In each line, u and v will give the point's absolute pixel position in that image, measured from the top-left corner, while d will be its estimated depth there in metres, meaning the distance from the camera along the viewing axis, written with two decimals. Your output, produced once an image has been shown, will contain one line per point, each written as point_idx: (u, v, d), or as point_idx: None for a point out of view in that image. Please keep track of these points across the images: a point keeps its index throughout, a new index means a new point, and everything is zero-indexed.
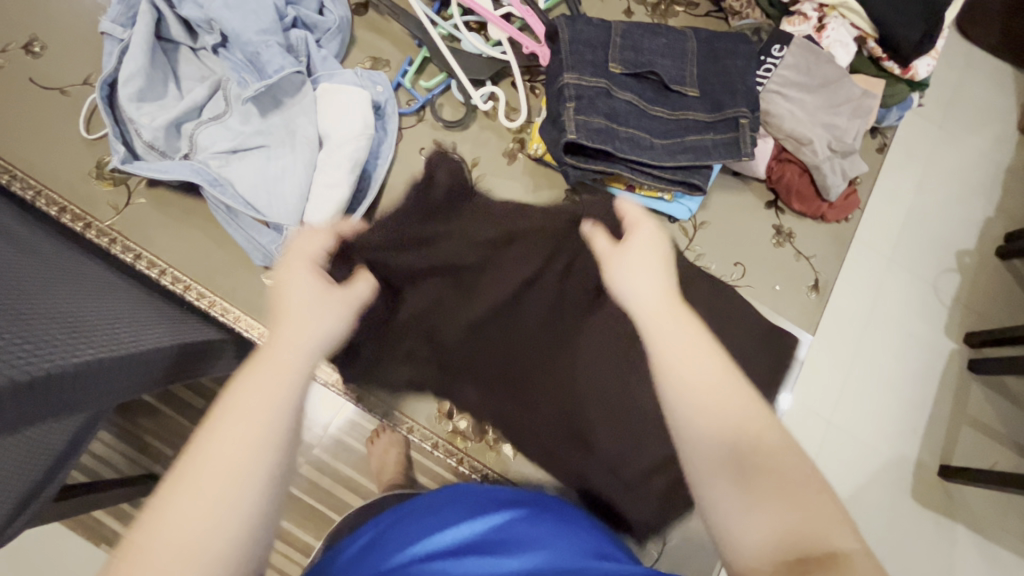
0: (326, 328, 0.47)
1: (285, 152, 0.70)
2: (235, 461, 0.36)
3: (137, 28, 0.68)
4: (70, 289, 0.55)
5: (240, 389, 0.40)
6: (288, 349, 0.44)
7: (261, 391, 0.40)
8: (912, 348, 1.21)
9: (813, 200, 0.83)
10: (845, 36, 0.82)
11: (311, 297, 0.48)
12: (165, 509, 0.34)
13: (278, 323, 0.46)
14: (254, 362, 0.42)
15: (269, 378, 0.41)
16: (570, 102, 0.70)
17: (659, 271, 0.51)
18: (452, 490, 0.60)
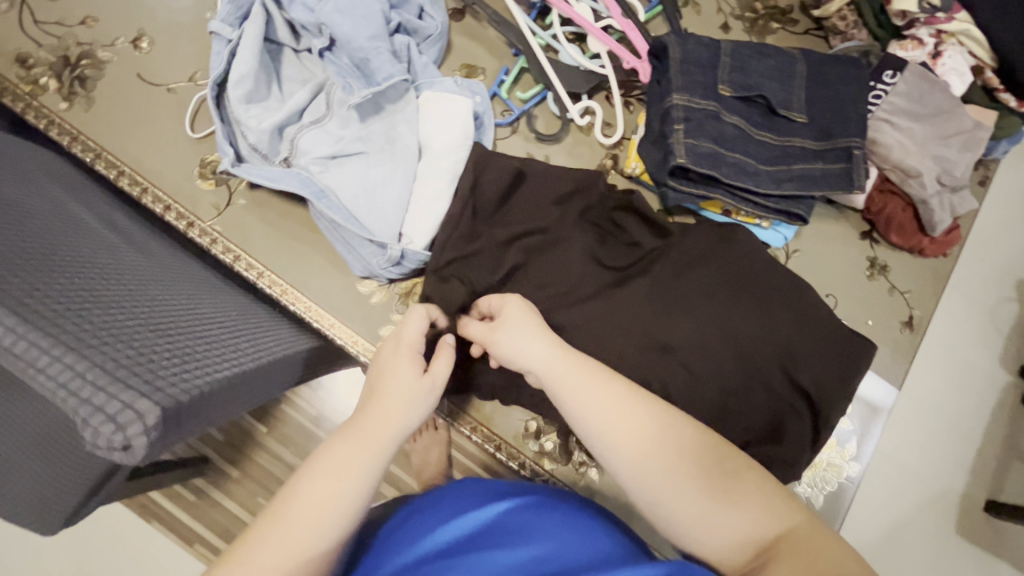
0: (410, 422, 0.51)
1: (384, 160, 0.69)
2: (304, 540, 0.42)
3: (249, 30, 0.68)
4: (154, 271, 0.56)
5: (323, 464, 0.46)
6: (377, 431, 0.49)
7: (338, 468, 0.46)
8: (976, 382, 1.17)
9: (914, 235, 0.80)
10: (961, 64, 0.78)
11: (411, 389, 0.51)
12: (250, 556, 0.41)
13: (371, 400, 0.51)
14: (341, 437, 0.48)
15: (353, 458, 0.47)
16: (678, 125, 0.68)
17: (530, 328, 0.57)
18: (473, 484, 0.60)
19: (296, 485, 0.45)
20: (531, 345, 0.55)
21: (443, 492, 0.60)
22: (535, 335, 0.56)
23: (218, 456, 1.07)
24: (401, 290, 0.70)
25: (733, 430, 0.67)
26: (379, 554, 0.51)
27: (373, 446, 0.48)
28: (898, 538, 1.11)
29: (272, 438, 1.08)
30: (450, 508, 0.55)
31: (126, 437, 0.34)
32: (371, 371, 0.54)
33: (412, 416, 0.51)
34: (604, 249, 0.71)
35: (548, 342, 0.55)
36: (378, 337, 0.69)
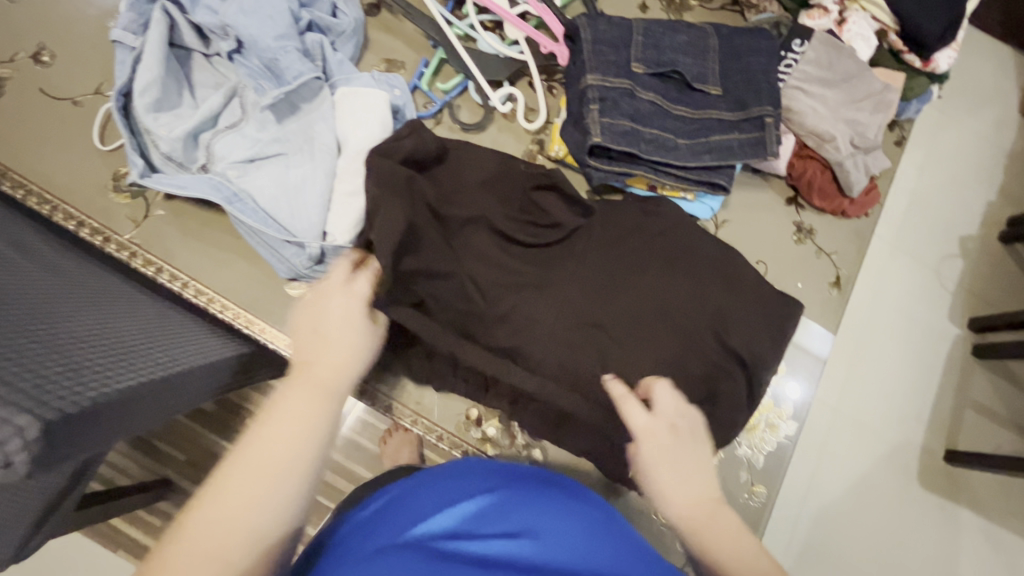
0: (357, 349, 0.50)
1: (304, 159, 0.68)
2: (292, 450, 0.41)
3: (151, 36, 0.66)
4: (98, 300, 0.56)
5: (271, 411, 0.42)
6: (327, 372, 0.46)
7: (291, 407, 0.42)
8: (918, 333, 1.21)
9: (835, 198, 0.82)
10: (866, 29, 0.81)
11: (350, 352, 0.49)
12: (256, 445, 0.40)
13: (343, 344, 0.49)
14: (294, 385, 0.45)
15: (305, 392, 0.44)
16: (593, 104, 0.69)
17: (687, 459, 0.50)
18: (465, 465, 0.57)
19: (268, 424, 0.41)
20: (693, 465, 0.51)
21: (429, 475, 0.57)
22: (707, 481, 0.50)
23: (182, 476, 1.05)
24: None
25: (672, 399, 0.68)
26: (360, 539, 0.48)
27: (326, 382, 0.46)
28: (860, 493, 1.13)
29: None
30: (430, 497, 0.51)
31: (6, 453, 0.34)
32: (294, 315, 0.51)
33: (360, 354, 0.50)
34: (534, 236, 0.72)
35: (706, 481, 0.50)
36: None
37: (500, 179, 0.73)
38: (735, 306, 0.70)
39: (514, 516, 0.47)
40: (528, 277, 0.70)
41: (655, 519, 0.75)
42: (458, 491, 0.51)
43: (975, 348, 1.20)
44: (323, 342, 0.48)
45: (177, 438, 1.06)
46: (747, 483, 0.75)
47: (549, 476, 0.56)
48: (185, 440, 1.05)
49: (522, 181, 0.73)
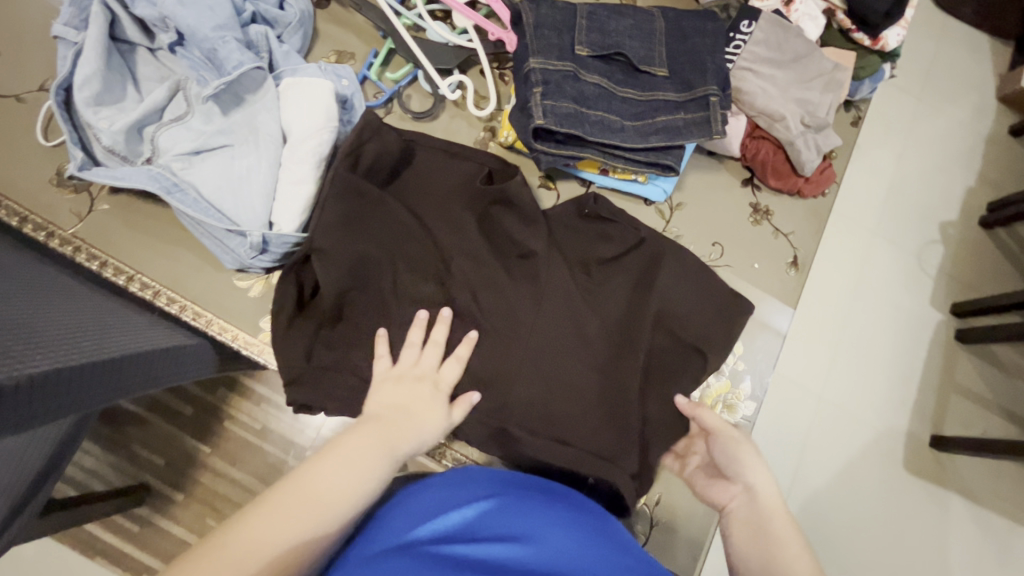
0: (423, 433, 0.56)
1: (248, 151, 0.68)
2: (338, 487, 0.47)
3: (90, 30, 0.66)
4: (35, 299, 0.55)
5: (339, 452, 0.49)
6: (391, 438, 0.53)
7: (352, 457, 0.49)
8: (894, 318, 1.20)
9: (789, 176, 0.82)
10: (814, 9, 0.82)
11: (419, 400, 0.59)
12: (307, 478, 0.47)
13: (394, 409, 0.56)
14: (356, 432, 0.51)
15: (367, 448, 0.50)
16: (537, 87, 0.69)
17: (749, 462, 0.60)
18: (456, 476, 0.60)
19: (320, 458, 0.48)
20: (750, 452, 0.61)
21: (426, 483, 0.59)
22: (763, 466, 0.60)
23: (160, 481, 1.05)
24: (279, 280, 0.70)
25: (623, 380, 0.67)
26: (369, 540, 0.51)
27: (392, 445, 0.52)
28: (844, 480, 1.13)
29: (215, 456, 1.05)
30: (425, 504, 0.54)
31: None
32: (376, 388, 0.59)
33: (426, 424, 0.57)
34: (485, 222, 0.72)
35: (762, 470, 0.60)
36: (258, 328, 0.69)
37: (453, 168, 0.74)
38: (682, 291, 0.71)
39: (496, 525, 0.51)
40: (480, 263, 0.70)
41: None
42: (460, 497, 0.55)
43: (958, 333, 1.20)
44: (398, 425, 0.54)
45: (153, 442, 1.05)
46: None
47: (530, 486, 0.60)
48: (162, 444, 1.05)
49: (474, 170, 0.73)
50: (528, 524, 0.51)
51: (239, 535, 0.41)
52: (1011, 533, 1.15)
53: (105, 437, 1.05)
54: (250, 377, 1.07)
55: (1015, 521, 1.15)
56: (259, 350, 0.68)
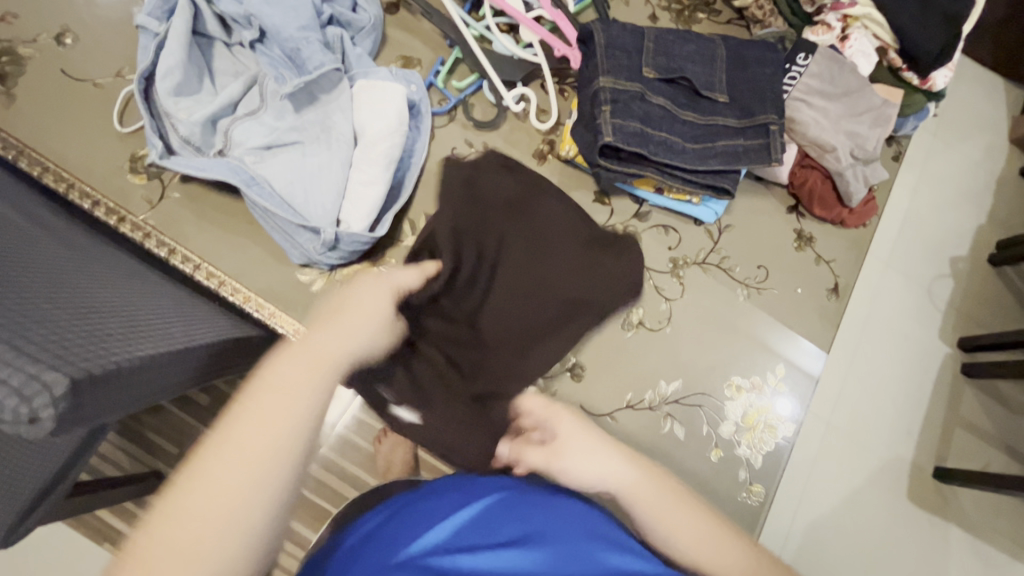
0: (356, 336, 0.48)
1: (320, 149, 0.70)
2: (245, 455, 0.39)
3: (176, 23, 0.68)
4: (110, 278, 0.56)
5: (251, 401, 0.41)
6: (313, 357, 0.45)
7: (284, 380, 0.43)
8: (908, 351, 1.22)
9: (835, 206, 0.85)
10: (867, 46, 0.84)
11: (369, 316, 0.50)
12: (207, 459, 0.39)
13: (318, 326, 0.48)
14: (277, 363, 0.44)
15: (303, 365, 0.44)
16: (606, 105, 0.71)
17: (590, 449, 0.54)
18: (438, 487, 0.58)
19: (227, 421, 0.41)
20: (598, 460, 0.53)
21: (424, 489, 0.59)
22: (606, 447, 0.54)
23: None
24: (342, 277, 0.71)
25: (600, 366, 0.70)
26: (370, 546, 0.51)
27: (312, 370, 0.44)
28: (852, 507, 1.14)
29: None
30: (422, 512, 0.54)
31: (33, 409, 0.34)
32: (321, 302, 0.52)
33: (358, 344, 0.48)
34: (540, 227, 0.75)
35: (622, 457, 0.54)
36: None
37: (519, 202, 0.71)
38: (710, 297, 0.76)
39: (490, 528, 0.52)
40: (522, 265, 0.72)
41: None
42: (457, 500, 0.56)
43: (965, 366, 1.22)
44: (327, 332, 0.47)
45: (171, 432, 1.05)
46: (746, 482, 0.76)
47: (525, 485, 0.59)
48: (178, 435, 1.05)
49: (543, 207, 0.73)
50: (528, 527, 0.52)
51: (200, 478, 0.38)
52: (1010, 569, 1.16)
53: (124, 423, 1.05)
54: None
55: (1013, 556, 1.17)
56: None
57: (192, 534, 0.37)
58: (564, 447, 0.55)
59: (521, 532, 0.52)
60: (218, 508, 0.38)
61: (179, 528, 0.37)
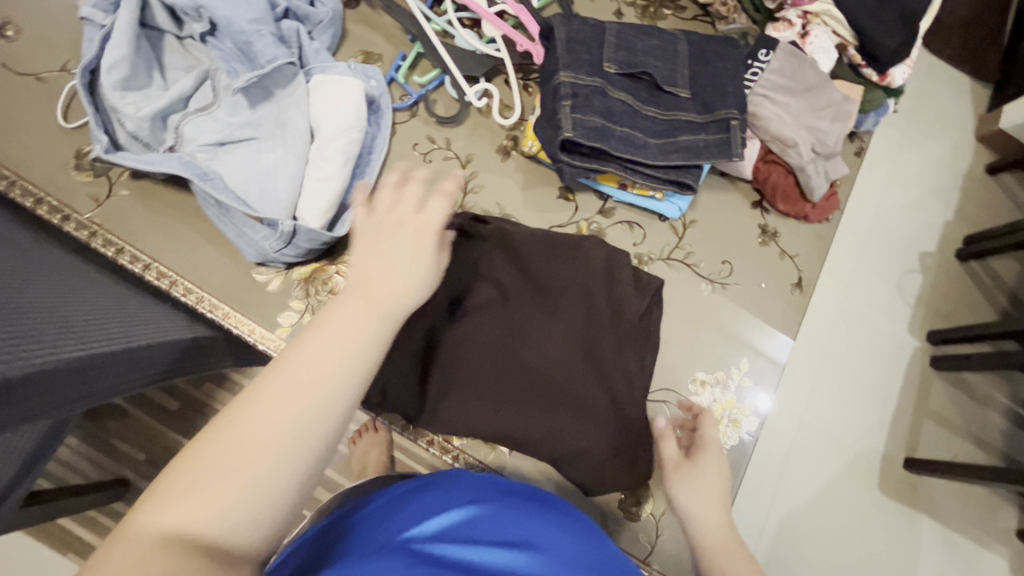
0: (417, 276, 0.44)
1: (275, 144, 0.68)
2: (327, 363, 0.36)
3: (121, 14, 0.66)
4: (46, 280, 0.53)
5: (330, 317, 0.39)
6: (381, 299, 0.41)
7: (348, 322, 0.39)
8: (878, 346, 1.24)
9: (797, 201, 0.86)
10: (827, 43, 0.85)
11: (411, 260, 0.45)
12: (288, 362, 0.36)
13: (372, 265, 0.44)
14: (345, 297, 0.41)
15: (362, 309, 0.40)
16: (565, 100, 0.71)
17: (717, 481, 0.60)
18: (445, 476, 0.56)
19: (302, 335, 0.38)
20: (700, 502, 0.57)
21: (420, 483, 0.55)
22: (710, 468, 0.60)
23: (138, 476, 1.01)
24: (299, 276, 0.70)
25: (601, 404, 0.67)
26: (366, 535, 0.48)
27: (378, 311, 0.40)
28: (825, 499, 1.15)
29: None
30: (413, 505, 0.51)
31: None
32: (356, 243, 0.46)
33: (412, 285, 0.43)
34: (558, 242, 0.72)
35: (719, 492, 0.59)
36: (274, 324, 0.69)
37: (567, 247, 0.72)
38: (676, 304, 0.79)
39: (491, 531, 0.47)
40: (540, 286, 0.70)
41: (619, 511, 0.74)
42: (456, 501, 0.51)
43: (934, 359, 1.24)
44: (379, 285, 0.42)
45: (135, 436, 1.02)
46: None
47: (531, 495, 0.56)
48: (143, 440, 1.02)
49: (598, 248, 0.72)
50: (512, 531, 0.48)
51: (277, 387, 0.35)
52: (978, 557, 1.19)
53: (87, 429, 1.01)
54: (242, 375, 1.05)
55: (980, 544, 1.20)
56: (275, 347, 0.68)
57: (271, 438, 0.33)
58: (693, 466, 0.61)
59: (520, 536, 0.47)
60: (285, 429, 0.34)
61: (243, 441, 0.33)
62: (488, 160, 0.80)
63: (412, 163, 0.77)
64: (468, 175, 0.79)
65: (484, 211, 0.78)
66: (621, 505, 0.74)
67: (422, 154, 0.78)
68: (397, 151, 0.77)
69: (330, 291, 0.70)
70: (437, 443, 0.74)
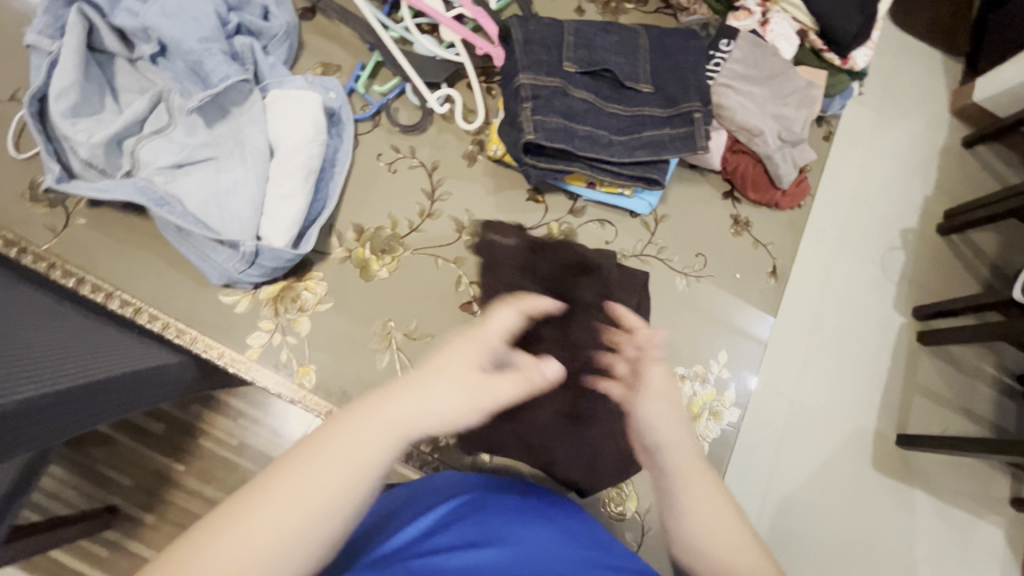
0: (433, 411, 0.37)
1: (234, 164, 0.67)
2: (293, 528, 0.32)
3: (67, 40, 0.64)
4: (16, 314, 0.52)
5: (323, 455, 0.34)
6: (387, 436, 0.35)
7: (328, 476, 0.33)
8: (864, 325, 1.24)
9: (768, 190, 0.86)
10: (788, 29, 0.85)
11: (451, 387, 0.38)
12: (259, 513, 0.32)
13: (402, 394, 0.37)
14: (342, 430, 0.35)
15: (359, 452, 0.34)
16: (527, 103, 0.70)
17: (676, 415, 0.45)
18: (418, 485, 0.57)
19: (287, 469, 0.33)
20: (670, 424, 0.45)
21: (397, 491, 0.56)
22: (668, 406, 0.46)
23: (128, 502, 0.99)
24: (267, 296, 0.69)
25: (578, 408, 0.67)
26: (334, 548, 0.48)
27: (363, 465, 0.34)
28: (820, 480, 1.16)
29: (190, 475, 1.00)
30: (394, 512, 0.51)
31: None
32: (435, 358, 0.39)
33: (419, 424, 0.36)
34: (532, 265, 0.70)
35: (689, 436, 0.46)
36: (244, 345, 0.68)
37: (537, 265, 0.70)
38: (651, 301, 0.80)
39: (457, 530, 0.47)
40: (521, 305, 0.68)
41: (604, 510, 0.73)
42: (424, 505, 0.51)
43: (920, 334, 1.25)
44: (395, 423, 0.36)
45: (122, 463, 1.00)
46: None
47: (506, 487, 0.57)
48: (132, 465, 1.00)
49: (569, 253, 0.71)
50: (494, 527, 0.48)
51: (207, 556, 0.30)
52: (972, 527, 1.20)
53: (73, 458, 0.99)
54: (228, 393, 1.03)
55: (974, 513, 1.21)
56: (246, 368, 0.67)
57: None
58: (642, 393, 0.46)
59: (488, 531, 0.48)
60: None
61: None
62: (453, 165, 0.79)
63: (377, 174, 0.76)
64: (435, 182, 0.78)
65: (452, 218, 0.77)
66: (606, 504, 0.73)
67: (387, 164, 0.77)
68: (362, 162, 0.76)
69: (299, 308, 0.69)
70: (417, 457, 0.74)
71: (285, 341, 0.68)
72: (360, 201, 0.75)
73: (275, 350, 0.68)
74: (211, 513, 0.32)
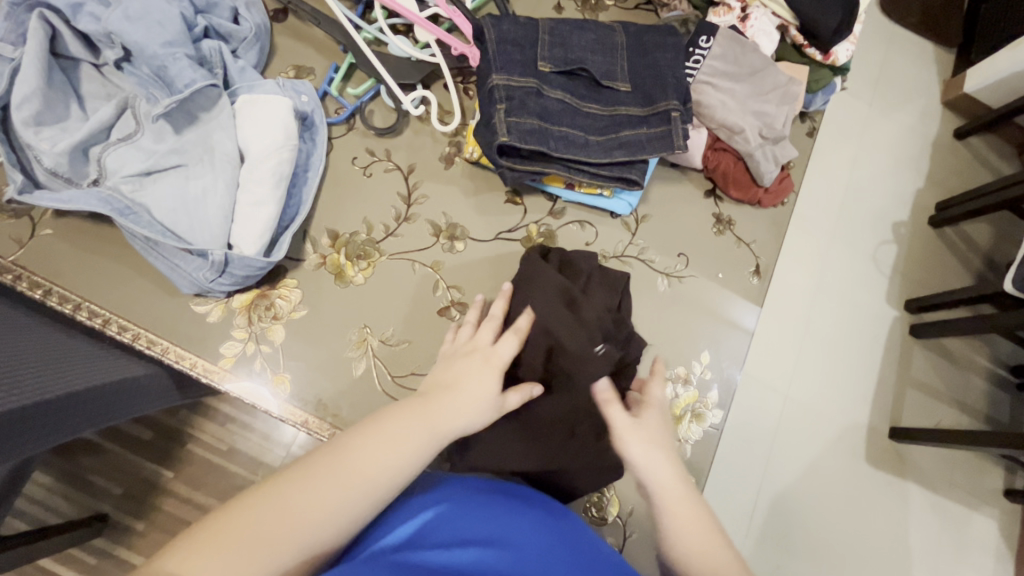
0: (474, 411, 0.53)
1: (204, 170, 0.66)
2: (368, 475, 0.44)
3: (28, 46, 0.63)
4: None
5: (390, 429, 0.47)
6: (444, 421, 0.50)
7: (391, 448, 0.46)
8: (855, 320, 1.23)
9: (750, 187, 0.84)
10: (768, 25, 0.84)
11: (482, 389, 0.55)
12: (343, 456, 0.44)
13: (447, 394, 0.53)
14: (406, 414, 0.49)
15: (418, 429, 0.49)
16: (501, 103, 0.69)
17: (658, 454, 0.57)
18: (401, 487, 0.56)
19: (365, 434, 0.46)
20: (661, 468, 0.56)
21: None
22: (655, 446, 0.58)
23: (117, 510, 0.97)
24: (239, 304, 0.68)
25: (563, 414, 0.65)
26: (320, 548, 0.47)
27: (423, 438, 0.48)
28: (813, 477, 1.15)
29: (179, 481, 0.99)
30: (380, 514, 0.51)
31: None
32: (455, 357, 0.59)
33: (467, 421, 0.52)
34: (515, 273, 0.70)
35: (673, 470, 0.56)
36: (217, 354, 0.67)
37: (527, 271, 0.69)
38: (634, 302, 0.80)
39: (448, 529, 0.48)
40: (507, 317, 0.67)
41: (586, 514, 0.72)
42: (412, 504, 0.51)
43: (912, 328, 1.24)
44: (441, 414, 0.50)
45: (110, 470, 0.98)
46: None
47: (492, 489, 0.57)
48: (120, 473, 0.98)
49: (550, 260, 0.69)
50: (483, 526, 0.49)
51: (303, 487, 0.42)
52: (966, 520, 1.19)
53: (59, 466, 0.97)
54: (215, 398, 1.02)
55: (967, 506, 1.20)
56: (219, 378, 0.66)
57: (289, 522, 0.40)
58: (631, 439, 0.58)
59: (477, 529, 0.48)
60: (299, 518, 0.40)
61: (254, 523, 0.39)
62: (429, 167, 0.78)
63: (353, 178, 0.75)
64: (411, 186, 0.76)
65: (430, 221, 0.76)
66: (590, 508, 0.73)
67: (362, 167, 0.76)
68: (337, 166, 0.75)
69: (273, 317, 0.68)
70: None
71: (259, 350, 0.67)
72: (335, 206, 0.74)
73: (249, 359, 0.67)
74: (307, 458, 0.44)
